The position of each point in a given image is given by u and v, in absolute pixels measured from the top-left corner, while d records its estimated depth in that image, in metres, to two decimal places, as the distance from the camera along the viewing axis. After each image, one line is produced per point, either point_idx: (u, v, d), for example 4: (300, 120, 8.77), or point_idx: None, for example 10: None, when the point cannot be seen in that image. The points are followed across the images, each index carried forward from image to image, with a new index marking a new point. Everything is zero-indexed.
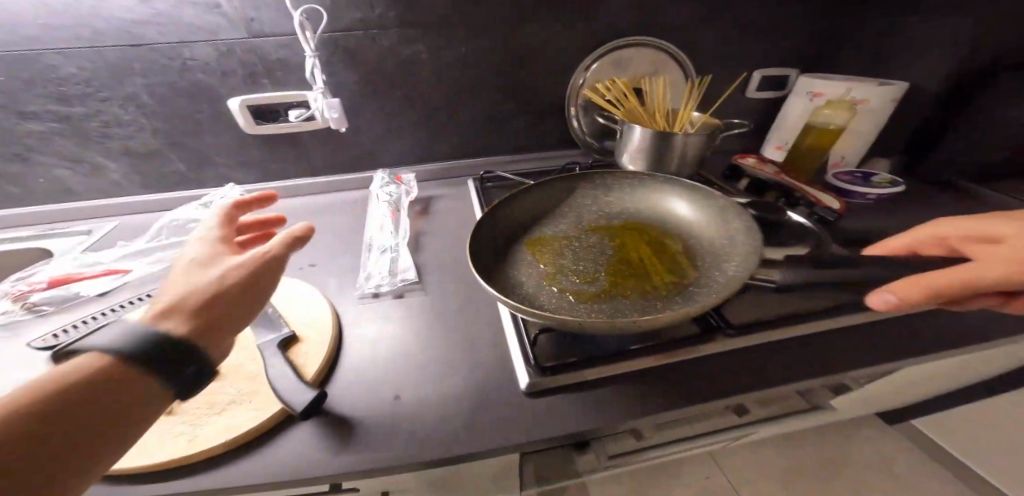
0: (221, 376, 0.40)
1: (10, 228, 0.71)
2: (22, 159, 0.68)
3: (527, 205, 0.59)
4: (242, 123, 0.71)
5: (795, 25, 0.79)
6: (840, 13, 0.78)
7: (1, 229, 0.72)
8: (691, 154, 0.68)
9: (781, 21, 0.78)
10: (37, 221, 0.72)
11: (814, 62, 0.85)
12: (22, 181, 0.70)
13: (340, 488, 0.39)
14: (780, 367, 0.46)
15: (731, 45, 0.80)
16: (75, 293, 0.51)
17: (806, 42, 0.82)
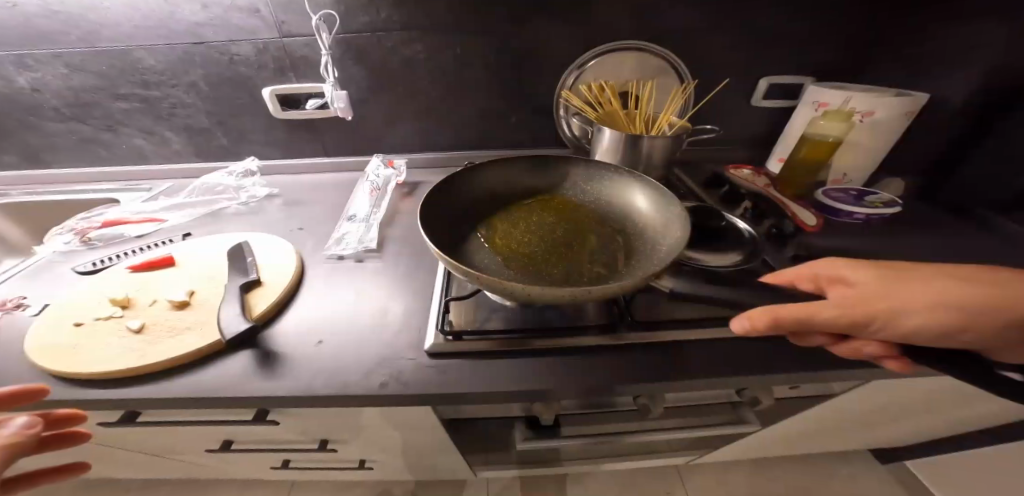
0: (190, 307, 0.51)
1: (98, 182, 0.90)
2: (114, 129, 0.85)
3: (499, 174, 0.64)
4: (271, 108, 0.82)
5: (813, 31, 0.74)
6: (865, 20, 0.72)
7: (92, 182, 0.90)
8: (658, 158, 0.69)
9: (798, 27, 0.74)
10: (119, 177, 0.91)
11: (833, 72, 0.79)
12: (112, 146, 0.88)
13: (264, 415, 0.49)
14: (674, 370, 0.48)
15: (738, 51, 0.77)
16: (121, 233, 0.70)
17: (828, 49, 0.77)
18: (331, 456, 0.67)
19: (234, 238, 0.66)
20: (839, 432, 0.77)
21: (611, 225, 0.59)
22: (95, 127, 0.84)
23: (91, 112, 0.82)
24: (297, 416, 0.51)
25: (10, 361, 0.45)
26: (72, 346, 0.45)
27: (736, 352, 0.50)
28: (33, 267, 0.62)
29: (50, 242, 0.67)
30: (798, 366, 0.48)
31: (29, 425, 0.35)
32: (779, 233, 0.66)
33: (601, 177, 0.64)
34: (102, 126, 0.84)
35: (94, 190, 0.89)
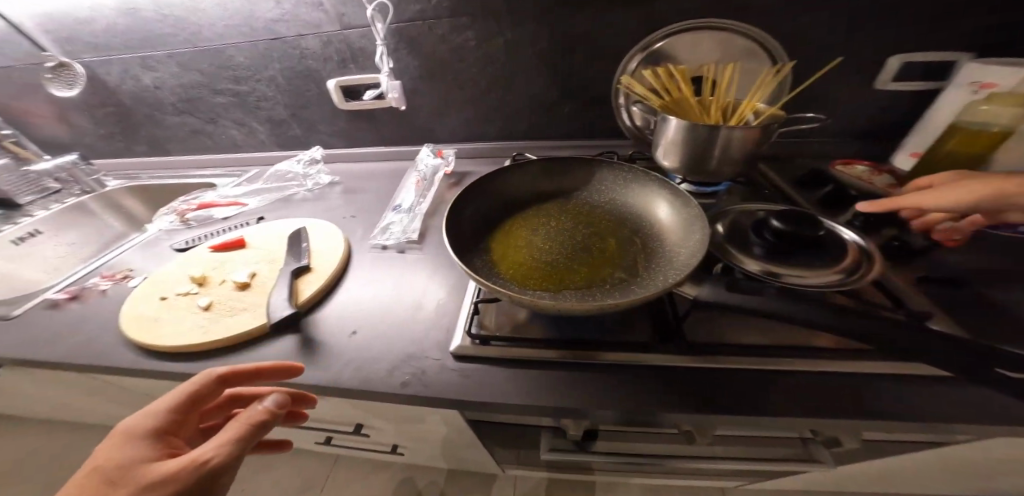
0: (249, 288, 0.56)
1: (202, 168, 1.03)
2: (213, 122, 0.96)
3: (517, 180, 0.60)
4: (335, 100, 0.86)
5: None
6: None
7: (198, 167, 1.04)
8: (733, 153, 0.59)
9: None
10: (219, 164, 1.03)
11: (996, 37, 0.60)
12: (213, 137, 0.99)
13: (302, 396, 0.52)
14: (724, 402, 0.41)
15: (852, 16, 0.62)
16: (212, 214, 0.79)
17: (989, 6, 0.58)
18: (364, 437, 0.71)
19: (293, 223, 0.71)
20: (941, 488, 0.63)
21: (630, 229, 0.53)
22: (200, 120, 0.96)
23: (196, 107, 0.93)
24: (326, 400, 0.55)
25: (113, 327, 0.53)
26: (156, 318, 0.52)
27: (807, 394, 0.41)
28: (145, 243, 0.73)
29: (160, 219, 0.79)
30: (890, 420, 0.38)
31: (276, 404, 0.37)
32: (897, 248, 0.51)
33: (625, 181, 0.58)
34: (205, 120, 0.95)
35: (198, 176, 1.02)
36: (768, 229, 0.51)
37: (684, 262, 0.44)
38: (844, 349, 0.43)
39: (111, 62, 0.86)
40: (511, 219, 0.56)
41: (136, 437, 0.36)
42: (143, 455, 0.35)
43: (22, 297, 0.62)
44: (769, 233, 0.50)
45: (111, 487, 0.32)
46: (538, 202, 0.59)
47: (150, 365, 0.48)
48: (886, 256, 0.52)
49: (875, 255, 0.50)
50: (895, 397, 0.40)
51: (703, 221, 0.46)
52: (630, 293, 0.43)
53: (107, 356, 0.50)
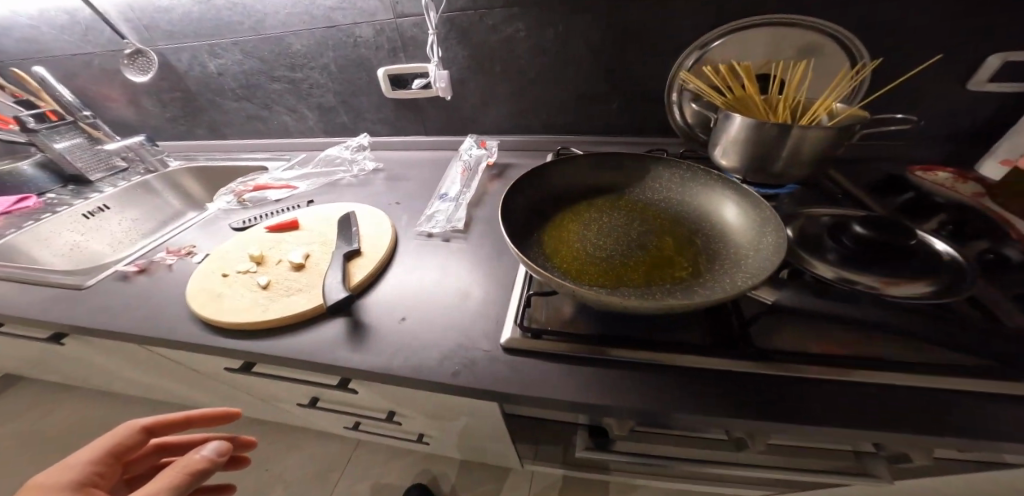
0: (304, 269, 0.57)
1: (254, 151, 1.07)
2: (268, 107, 1.00)
3: (571, 172, 0.59)
4: (383, 87, 0.87)
5: None
6: None
7: (250, 151, 1.08)
8: (802, 155, 0.55)
9: None
10: (271, 148, 1.07)
11: None
12: (266, 122, 1.03)
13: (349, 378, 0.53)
14: (789, 413, 0.39)
15: (943, 9, 0.57)
16: (265, 196, 0.82)
17: None
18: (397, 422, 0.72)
19: (341, 207, 0.73)
20: None
21: (689, 228, 0.51)
22: (256, 106, 1.00)
23: (254, 92, 0.97)
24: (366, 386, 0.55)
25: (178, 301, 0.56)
26: (219, 293, 0.54)
27: (885, 411, 0.38)
28: (203, 221, 0.77)
29: (217, 199, 0.82)
30: (978, 444, 0.36)
31: (216, 452, 0.40)
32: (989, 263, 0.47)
33: (684, 179, 0.56)
34: (261, 105, 0.99)
35: (250, 159, 1.06)
36: (850, 235, 0.48)
37: (752, 268, 0.42)
38: (928, 367, 0.40)
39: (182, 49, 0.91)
40: (564, 210, 0.55)
41: (57, 487, 0.39)
42: None
43: (95, 267, 0.66)
44: (851, 240, 0.48)
45: None
46: (591, 195, 0.58)
47: (212, 340, 0.50)
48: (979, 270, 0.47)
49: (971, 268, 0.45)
50: (986, 424, 0.36)
51: (774, 221, 0.43)
52: (692, 295, 0.41)
53: (172, 331, 0.52)
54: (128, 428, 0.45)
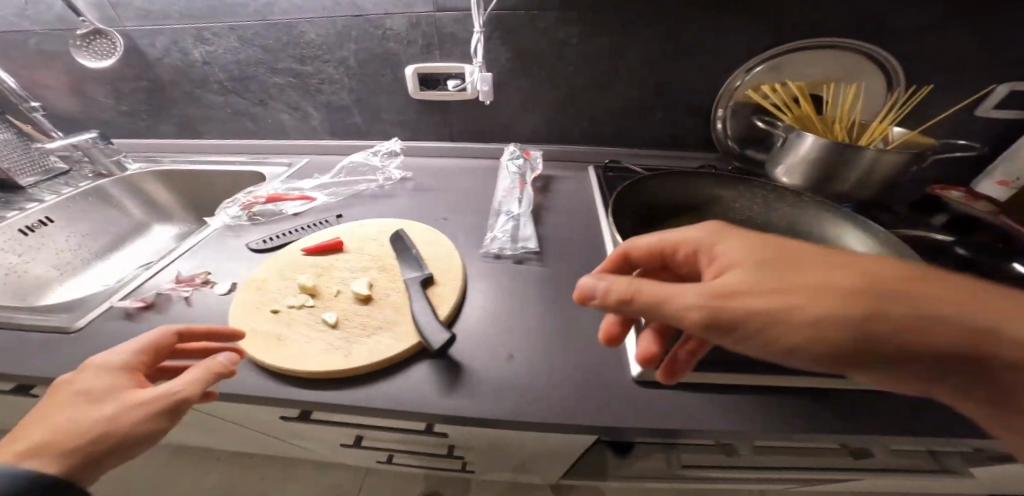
0: (373, 302, 0.50)
1: (241, 153, 0.93)
2: (264, 103, 0.86)
3: (663, 190, 0.57)
4: (410, 87, 0.79)
5: None
6: None
7: (234, 152, 0.94)
8: (873, 175, 0.58)
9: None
10: (262, 151, 0.93)
11: None
12: (260, 120, 0.90)
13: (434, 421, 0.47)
14: (922, 427, 0.40)
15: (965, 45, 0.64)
16: (279, 209, 0.70)
17: None
18: (452, 457, 0.66)
19: (389, 225, 0.64)
20: None
21: None
22: (249, 101, 0.86)
23: (249, 86, 0.83)
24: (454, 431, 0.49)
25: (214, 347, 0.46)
26: (279, 336, 0.45)
27: None
28: (209, 240, 0.64)
29: (220, 213, 0.69)
30: None
31: (231, 360, 0.38)
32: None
33: (776, 199, 0.56)
34: (255, 101, 0.86)
35: (237, 163, 0.91)
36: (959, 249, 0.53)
37: None
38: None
39: (160, 30, 0.76)
40: (666, 232, 0.53)
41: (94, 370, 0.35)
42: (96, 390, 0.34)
43: (77, 305, 0.52)
44: (965, 251, 0.53)
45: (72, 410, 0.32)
46: (684, 214, 0.56)
47: (285, 393, 0.42)
48: None
49: None
50: None
51: (890, 242, 0.45)
52: None
53: (223, 385, 0.43)
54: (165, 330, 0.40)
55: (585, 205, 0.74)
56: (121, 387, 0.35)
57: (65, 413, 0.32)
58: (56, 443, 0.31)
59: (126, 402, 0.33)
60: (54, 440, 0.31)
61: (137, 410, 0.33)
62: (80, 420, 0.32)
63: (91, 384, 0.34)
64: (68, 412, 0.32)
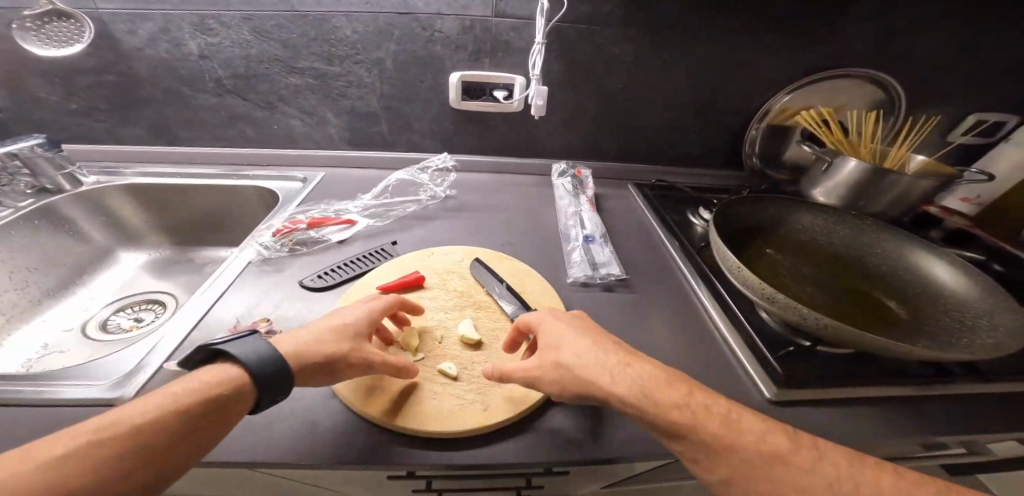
0: (482, 346, 0.48)
1: (230, 164, 0.77)
2: (270, 107, 0.74)
3: (747, 216, 0.63)
4: (451, 96, 0.73)
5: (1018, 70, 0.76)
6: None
7: (220, 163, 0.77)
8: (903, 195, 0.66)
9: (1007, 63, 0.75)
10: (253, 163, 0.78)
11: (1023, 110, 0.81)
12: (260, 126, 0.76)
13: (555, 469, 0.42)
14: (1001, 422, 0.46)
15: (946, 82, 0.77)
16: (322, 238, 0.61)
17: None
18: None
19: (464, 258, 0.60)
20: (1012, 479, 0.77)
21: (864, 273, 0.60)
22: (251, 103, 0.73)
23: (255, 86, 0.71)
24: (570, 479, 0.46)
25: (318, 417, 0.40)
26: (405, 398, 0.42)
27: None
28: (247, 278, 0.54)
29: (249, 242, 0.58)
30: None
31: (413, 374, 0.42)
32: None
33: (841, 225, 0.63)
34: (259, 103, 0.73)
35: (214, 176, 0.74)
36: (995, 266, 0.65)
37: (967, 312, 0.50)
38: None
39: (147, 15, 0.63)
40: (757, 256, 0.59)
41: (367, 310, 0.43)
42: (344, 326, 0.41)
43: (98, 374, 0.41)
44: (1001, 267, 0.65)
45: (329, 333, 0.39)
46: (764, 238, 0.63)
47: (422, 457, 0.39)
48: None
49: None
50: None
51: (959, 263, 0.54)
52: (935, 339, 0.48)
53: (350, 452, 0.38)
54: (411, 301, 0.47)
55: (641, 224, 0.74)
56: (360, 328, 0.41)
57: (323, 332, 0.39)
58: (304, 353, 0.37)
59: (361, 343, 0.40)
60: (305, 349, 0.37)
61: (360, 353, 0.39)
62: (330, 345, 0.39)
63: (344, 319, 0.42)
64: (323, 333, 0.39)
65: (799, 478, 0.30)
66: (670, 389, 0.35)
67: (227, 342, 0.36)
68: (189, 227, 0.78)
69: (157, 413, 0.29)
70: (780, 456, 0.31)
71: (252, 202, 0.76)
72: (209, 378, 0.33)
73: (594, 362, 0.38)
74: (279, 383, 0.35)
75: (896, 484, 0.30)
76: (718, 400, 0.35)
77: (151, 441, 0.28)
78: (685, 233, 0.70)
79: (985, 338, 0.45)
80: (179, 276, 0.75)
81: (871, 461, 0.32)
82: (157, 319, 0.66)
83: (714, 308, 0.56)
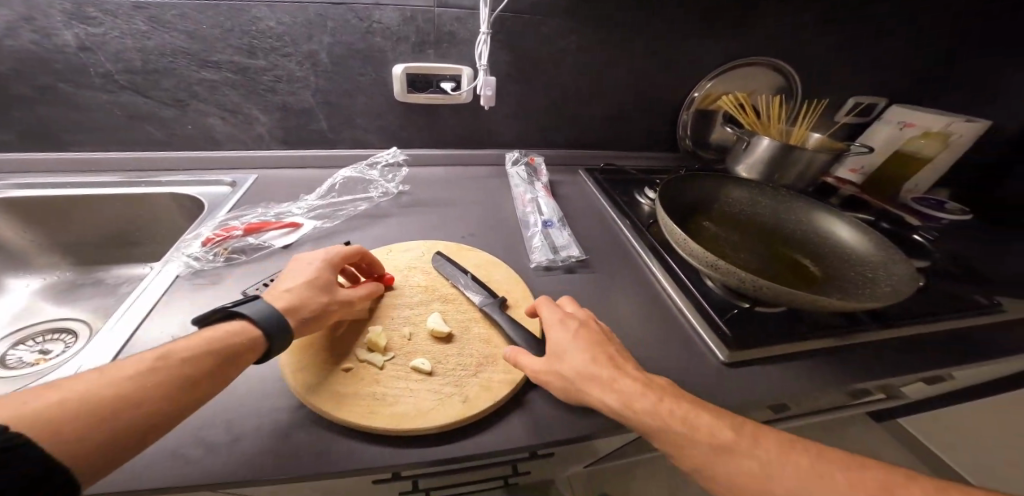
0: (454, 339, 0.47)
1: (137, 171, 0.67)
2: (181, 105, 0.65)
3: (686, 192, 0.69)
4: (396, 89, 0.70)
5: (883, 61, 0.91)
6: (913, 63, 0.92)
7: (124, 169, 0.67)
8: (808, 170, 0.76)
9: (876, 56, 0.90)
10: (167, 167, 0.68)
11: (891, 96, 0.97)
12: (172, 127, 0.67)
13: (537, 454, 0.43)
14: (897, 359, 0.55)
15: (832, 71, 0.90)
16: (263, 243, 0.56)
17: (890, 79, 0.95)
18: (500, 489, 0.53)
19: (424, 252, 0.59)
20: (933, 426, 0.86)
21: (784, 240, 0.68)
22: (154, 100, 0.64)
23: (159, 81, 0.62)
24: (552, 463, 0.48)
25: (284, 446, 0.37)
26: (379, 400, 0.40)
27: (934, 351, 0.57)
28: (178, 294, 0.48)
29: (174, 255, 0.52)
30: (980, 360, 0.58)
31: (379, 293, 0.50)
32: (915, 242, 0.75)
33: (764, 198, 0.71)
34: (165, 100, 0.64)
35: (120, 183, 0.65)
36: (883, 224, 0.77)
37: (866, 268, 0.59)
38: (935, 310, 0.64)
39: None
40: (697, 232, 0.65)
41: (326, 264, 0.47)
42: (313, 278, 0.45)
43: None
44: (888, 225, 0.76)
45: (303, 290, 0.43)
46: (700, 214, 0.69)
47: (407, 456, 0.38)
48: (916, 250, 0.73)
49: (922, 246, 0.74)
50: (968, 338, 0.60)
51: (857, 224, 0.63)
52: (845, 292, 0.56)
53: (331, 459, 0.37)
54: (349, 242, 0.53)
55: (595, 206, 0.77)
56: (327, 274, 0.47)
57: (295, 283, 0.44)
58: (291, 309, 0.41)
59: (333, 287, 0.46)
60: (290, 300, 0.42)
61: (338, 302, 0.45)
62: (308, 293, 0.44)
63: (305, 269, 0.46)
64: (298, 284, 0.44)
65: (739, 466, 0.32)
66: (652, 400, 0.36)
67: (236, 306, 0.39)
68: (95, 244, 0.67)
69: (191, 355, 0.33)
70: (732, 449, 0.33)
71: (171, 211, 0.67)
72: (224, 327, 0.37)
73: (592, 378, 0.38)
74: (282, 324, 0.39)
75: (814, 463, 0.32)
76: (699, 405, 0.36)
77: (179, 380, 0.31)
78: (633, 211, 0.75)
79: (885, 287, 0.54)
80: (93, 300, 0.64)
81: (798, 444, 0.33)
82: (72, 349, 0.55)
83: (666, 278, 0.60)
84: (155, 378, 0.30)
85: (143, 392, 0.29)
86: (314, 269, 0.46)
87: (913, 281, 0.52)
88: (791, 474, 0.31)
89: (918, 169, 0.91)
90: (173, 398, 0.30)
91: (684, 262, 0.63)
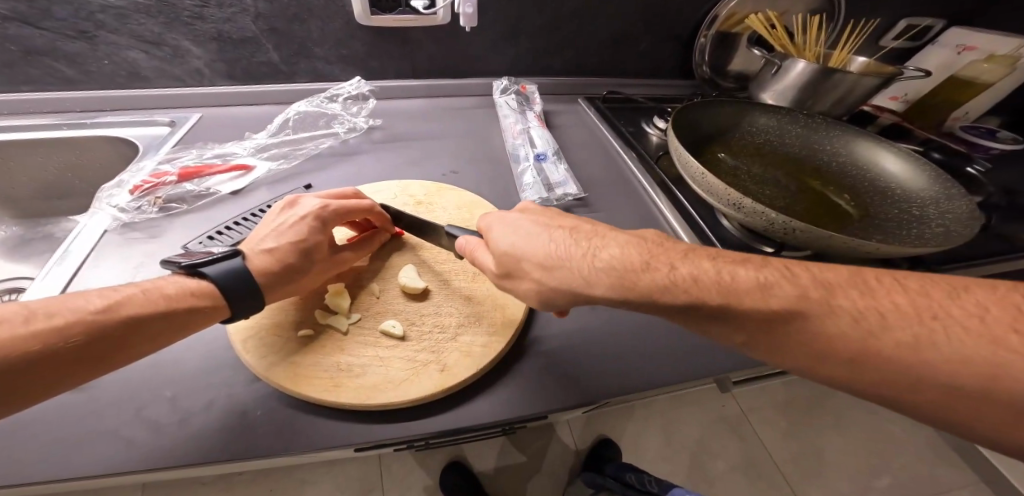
0: (430, 296, 0.41)
1: (49, 116, 0.57)
2: (87, 38, 0.53)
3: (701, 119, 0.59)
4: (357, 9, 0.57)
5: None
6: None
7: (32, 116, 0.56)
8: (849, 97, 0.65)
9: None
10: (91, 108, 0.58)
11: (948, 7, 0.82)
12: (84, 64, 0.56)
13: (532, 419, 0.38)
14: None
15: None
16: (206, 189, 0.48)
17: None
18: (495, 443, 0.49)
19: (399, 195, 0.51)
20: None
21: (818, 172, 0.58)
22: (50, 32, 0.52)
23: (48, 9, 0.50)
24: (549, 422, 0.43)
25: (230, 433, 0.31)
26: (344, 370, 0.34)
27: None
28: (102, 252, 0.40)
29: (97, 207, 0.44)
30: None
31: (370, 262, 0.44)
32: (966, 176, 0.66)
33: (797, 126, 0.61)
34: (65, 32, 0.52)
35: (33, 129, 0.55)
36: (932, 154, 0.68)
37: (915, 205, 0.51)
38: (988, 253, 0.56)
39: None
40: (713, 165, 0.55)
41: (319, 226, 0.40)
42: (301, 243, 0.39)
43: None
44: (938, 155, 0.67)
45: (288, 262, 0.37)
46: (716, 145, 0.59)
47: (384, 432, 0.33)
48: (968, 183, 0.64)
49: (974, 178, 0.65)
50: None
51: (907, 154, 0.54)
52: (890, 233, 0.48)
53: (288, 440, 0.31)
54: (353, 190, 0.46)
55: (596, 140, 0.67)
56: (319, 234, 0.40)
57: (280, 240, 0.38)
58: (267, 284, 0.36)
59: (324, 249, 0.40)
60: (269, 265, 0.36)
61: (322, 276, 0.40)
62: (292, 255, 0.38)
63: (295, 224, 0.40)
64: (283, 243, 0.38)
65: (817, 331, 0.23)
66: (646, 266, 0.28)
67: (209, 266, 0.34)
68: (24, 198, 0.59)
69: (141, 310, 0.30)
70: (803, 311, 0.23)
71: (105, 158, 0.58)
72: (184, 284, 0.33)
73: (563, 258, 0.31)
74: (255, 287, 0.34)
75: (913, 301, 0.22)
76: (725, 262, 0.27)
77: (108, 336, 0.27)
78: (640, 143, 0.65)
79: (934, 225, 0.46)
80: (45, 256, 0.57)
81: (872, 278, 0.24)
82: None
83: (679, 220, 0.52)
84: (62, 338, 0.26)
85: (37, 351, 0.25)
86: (302, 230, 0.39)
87: (972, 219, 0.44)
88: (889, 317, 0.22)
89: (972, 96, 0.80)
90: (66, 366, 0.26)
91: (697, 199, 0.55)
